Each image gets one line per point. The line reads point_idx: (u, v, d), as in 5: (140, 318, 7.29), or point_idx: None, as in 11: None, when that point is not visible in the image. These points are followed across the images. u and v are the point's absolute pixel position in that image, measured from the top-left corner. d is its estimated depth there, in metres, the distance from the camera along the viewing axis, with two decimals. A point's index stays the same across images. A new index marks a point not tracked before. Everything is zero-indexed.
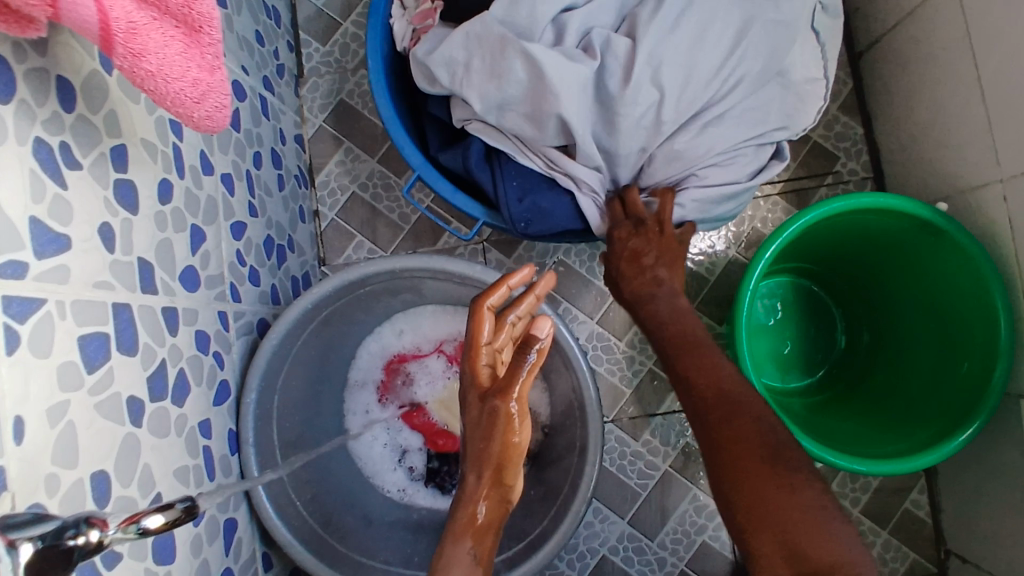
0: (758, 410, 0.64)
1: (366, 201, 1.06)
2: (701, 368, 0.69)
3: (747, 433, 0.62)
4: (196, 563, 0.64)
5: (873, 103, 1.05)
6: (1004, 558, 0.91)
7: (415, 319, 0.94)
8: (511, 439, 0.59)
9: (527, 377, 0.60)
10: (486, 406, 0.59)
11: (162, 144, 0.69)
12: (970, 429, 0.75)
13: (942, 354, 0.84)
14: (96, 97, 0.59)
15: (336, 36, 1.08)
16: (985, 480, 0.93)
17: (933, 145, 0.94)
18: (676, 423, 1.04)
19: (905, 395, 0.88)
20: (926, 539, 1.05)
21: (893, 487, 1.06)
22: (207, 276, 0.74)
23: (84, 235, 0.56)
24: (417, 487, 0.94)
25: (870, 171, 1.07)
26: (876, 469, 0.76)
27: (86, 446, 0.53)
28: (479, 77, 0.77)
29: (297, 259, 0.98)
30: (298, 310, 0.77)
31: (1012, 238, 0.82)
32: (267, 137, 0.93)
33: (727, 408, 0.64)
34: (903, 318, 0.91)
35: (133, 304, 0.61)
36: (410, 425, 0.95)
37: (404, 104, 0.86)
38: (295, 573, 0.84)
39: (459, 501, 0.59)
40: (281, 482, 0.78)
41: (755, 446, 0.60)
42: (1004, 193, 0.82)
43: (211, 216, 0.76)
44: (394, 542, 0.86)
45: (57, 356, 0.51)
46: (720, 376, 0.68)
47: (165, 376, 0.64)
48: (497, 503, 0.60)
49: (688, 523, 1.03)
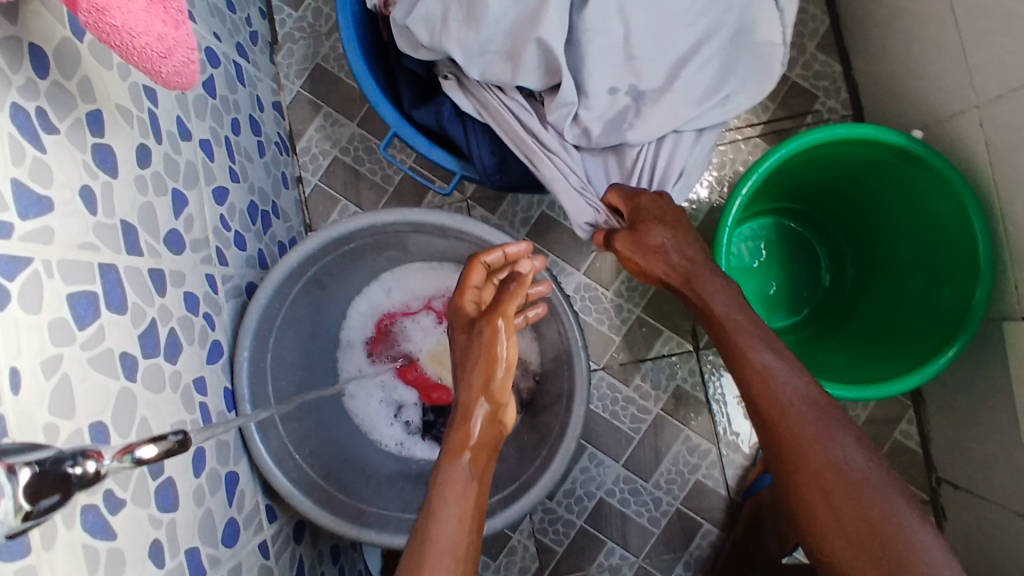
0: (828, 413, 0.64)
1: (348, 164, 1.08)
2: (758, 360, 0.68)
3: (822, 445, 0.62)
4: (200, 513, 0.67)
5: (849, 38, 1.05)
6: (992, 480, 0.93)
7: (402, 276, 0.96)
8: (500, 350, 0.62)
9: (512, 298, 0.66)
10: (477, 325, 0.64)
11: (137, 109, 0.70)
12: (953, 351, 0.77)
13: (925, 282, 0.86)
14: (68, 63, 0.60)
15: (308, 1, 1.08)
16: (971, 406, 0.95)
17: (907, 74, 0.94)
18: (667, 367, 1.07)
19: (890, 325, 0.90)
20: (917, 468, 1.06)
21: (882, 419, 1.06)
22: (191, 240, 0.76)
23: (65, 197, 0.58)
24: (415, 440, 0.96)
25: (849, 109, 1.06)
26: (861, 395, 0.78)
27: (83, 398, 0.55)
28: (446, 28, 0.77)
29: (283, 224, 1.00)
30: (284, 270, 0.78)
31: (990, 163, 0.82)
32: (243, 103, 0.95)
33: (799, 415, 0.64)
34: (887, 250, 0.92)
35: (118, 265, 0.63)
36: (404, 380, 0.98)
37: (376, 62, 0.87)
38: (300, 524, 0.88)
39: (455, 420, 0.61)
40: (279, 436, 0.81)
41: (835, 465, 0.61)
42: (980, 118, 0.82)
43: (191, 181, 0.78)
44: (394, 490, 0.89)
45: (47, 313, 0.53)
46: (782, 374, 0.66)
47: (155, 335, 0.66)
48: (491, 423, 0.61)
49: (682, 462, 1.06)
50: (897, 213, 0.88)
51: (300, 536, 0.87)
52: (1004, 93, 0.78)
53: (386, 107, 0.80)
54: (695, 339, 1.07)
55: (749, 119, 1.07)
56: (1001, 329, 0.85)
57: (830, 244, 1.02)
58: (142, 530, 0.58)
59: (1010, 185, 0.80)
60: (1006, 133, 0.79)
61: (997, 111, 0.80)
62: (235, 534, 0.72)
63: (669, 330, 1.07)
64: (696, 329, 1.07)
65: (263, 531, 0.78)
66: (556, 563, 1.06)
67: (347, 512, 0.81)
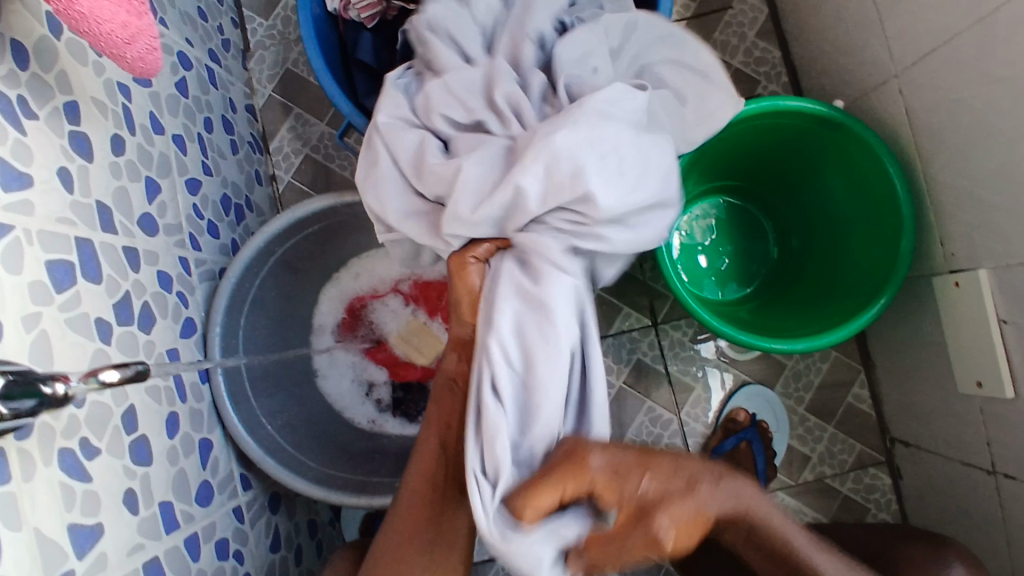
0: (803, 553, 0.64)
1: (318, 161, 1.14)
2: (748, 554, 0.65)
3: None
4: (172, 471, 0.72)
5: (787, 25, 1.12)
6: (937, 433, 0.98)
7: (369, 262, 1.02)
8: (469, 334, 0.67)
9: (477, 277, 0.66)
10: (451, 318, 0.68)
11: (111, 103, 0.76)
12: (881, 303, 0.82)
13: (858, 244, 0.91)
14: (46, 58, 0.65)
15: (278, 10, 1.15)
16: (913, 364, 1.00)
17: (836, 54, 1.00)
18: (628, 342, 1.12)
19: (830, 288, 0.95)
20: (872, 431, 1.10)
21: (837, 384, 1.11)
22: (165, 224, 0.82)
23: (42, 176, 0.63)
24: (386, 417, 1.01)
25: (790, 92, 1.13)
26: (796, 347, 0.82)
27: (60, 354, 0.60)
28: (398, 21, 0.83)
29: (256, 217, 1.06)
30: (251, 248, 0.84)
31: (911, 127, 0.88)
32: (216, 105, 1.01)
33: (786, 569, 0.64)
34: (824, 217, 0.98)
35: (94, 240, 0.68)
36: (374, 359, 1.03)
37: (335, 59, 0.94)
38: (275, 496, 0.92)
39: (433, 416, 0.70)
40: (251, 408, 0.85)
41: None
42: (899, 86, 0.88)
43: (164, 171, 0.84)
44: (364, 461, 0.93)
45: (28, 276, 0.58)
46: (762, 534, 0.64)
47: (130, 306, 0.71)
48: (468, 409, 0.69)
49: (645, 433, 1.10)
50: (837, 186, 0.93)
51: (276, 507, 0.92)
52: (917, 61, 0.84)
53: (347, 104, 0.87)
54: (654, 315, 1.12)
55: None
56: (932, 285, 0.91)
57: (777, 218, 1.07)
58: (117, 479, 0.63)
59: (929, 145, 0.85)
60: (922, 97, 0.85)
61: (913, 78, 0.85)
62: (208, 495, 0.78)
63: (628, 307, 1.12)
64: (654, 306, 1.12)
65: (237, 497, 0.83)
66: None
67: (317, 477, 0.85)
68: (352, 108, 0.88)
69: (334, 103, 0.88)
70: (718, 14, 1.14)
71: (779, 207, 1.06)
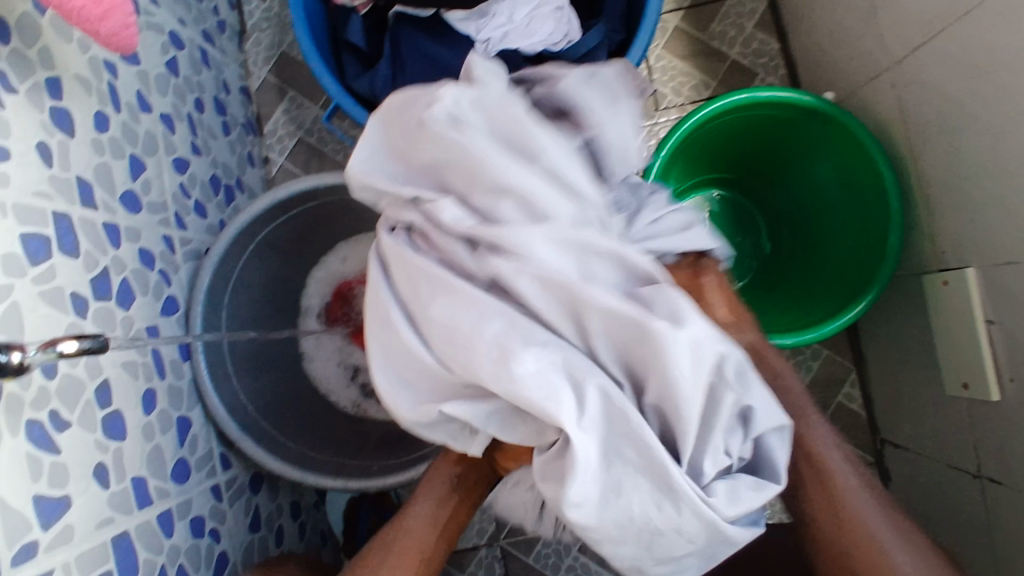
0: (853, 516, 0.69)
1: (311, 145, 1.14)
2: (837, 517, 0.70)
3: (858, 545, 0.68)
4: (147, 447, 0.73)
5: (786, 17, 1.10)
6: (923, 433, 0.96)
7: (355, 247, 1.02)
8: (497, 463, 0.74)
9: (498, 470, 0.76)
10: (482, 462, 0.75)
11: (96, 80, 0.76)
12: (869, 299, 0.80)
13: (852, 241, 0.89)
14: (29, 34, 0.64)
15: None
16: (902, 362, 0.98)
17: (832, 46, 0.99)
18: None
19: (821, 285, 0.93)
20: (862, 430, 1.09)
21: (826, 382, 1.10)
22: (149, 202, 0.82)
23: (20, 150, 0.63)
24: (370, 401, 1.01)
25: (787, 84, 1.12)
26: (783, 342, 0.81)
27: (31, 325, 0.60)
28: None
29: (247, 199, 1.06)
30: (234, 229, 0.83)
31: (904, 121, 0.87)
32: (209, 85, 1.01)
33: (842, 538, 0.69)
34: (816, 213, 0.96)
35: (73, 214, 0.69)
36: (360, 344, 1.03)
37: (324, 44, 0.94)
38: (257, 476, 0.92)
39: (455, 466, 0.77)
40: (233, 388, 0.86)
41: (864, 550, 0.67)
42: (892, 80, 0.87)
43: (150, 149, 0.84)
44: (346, 444, 0.93)
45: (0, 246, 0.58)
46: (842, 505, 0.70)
47: (108, 281, 0.72)
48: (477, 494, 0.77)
49: None
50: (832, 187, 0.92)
51: (258, 488, 0.92)
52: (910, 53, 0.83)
53: (343, 96, 0.87)
54: None
55: (692, 95, 1.12)
56: (923, 283, 0.89)
57: (768, 216, 1.05)
58: (88, 452, 0.64)
59: (923, 140, 0.84)
60: (915, 90, 0.83)
61: (906, 71, 0.84)
62: (185, 473, 0.78)
63: None
64: None
65: (216, 475, 0.84)
66: (512, 524, 1.10)
67: (296, 458, 0.86)
68: (341, 90, 0.88)
69: (322, 85, 0.88)
70: (716, 5, 1.13)
71: (769, 201, 1.04)
